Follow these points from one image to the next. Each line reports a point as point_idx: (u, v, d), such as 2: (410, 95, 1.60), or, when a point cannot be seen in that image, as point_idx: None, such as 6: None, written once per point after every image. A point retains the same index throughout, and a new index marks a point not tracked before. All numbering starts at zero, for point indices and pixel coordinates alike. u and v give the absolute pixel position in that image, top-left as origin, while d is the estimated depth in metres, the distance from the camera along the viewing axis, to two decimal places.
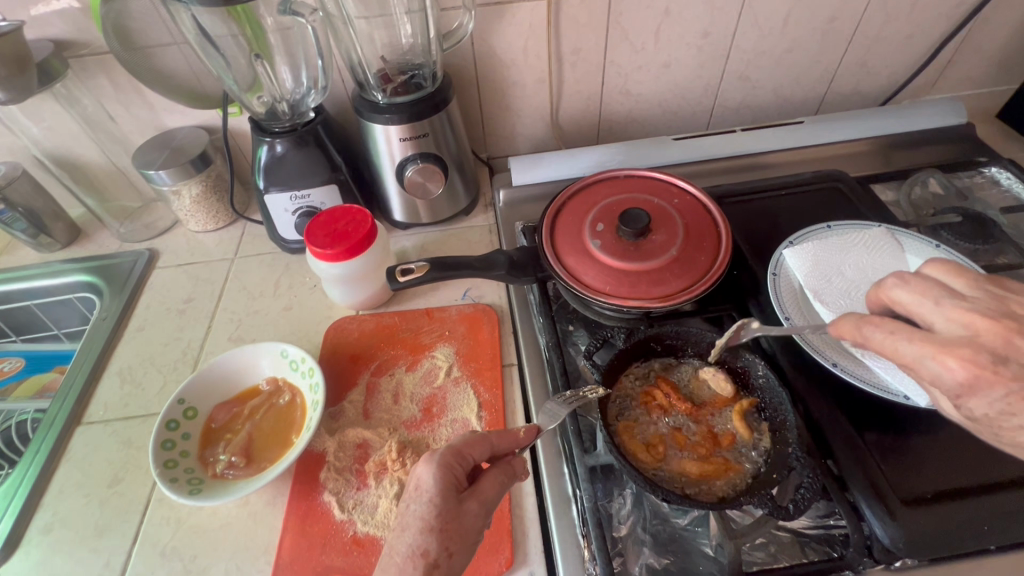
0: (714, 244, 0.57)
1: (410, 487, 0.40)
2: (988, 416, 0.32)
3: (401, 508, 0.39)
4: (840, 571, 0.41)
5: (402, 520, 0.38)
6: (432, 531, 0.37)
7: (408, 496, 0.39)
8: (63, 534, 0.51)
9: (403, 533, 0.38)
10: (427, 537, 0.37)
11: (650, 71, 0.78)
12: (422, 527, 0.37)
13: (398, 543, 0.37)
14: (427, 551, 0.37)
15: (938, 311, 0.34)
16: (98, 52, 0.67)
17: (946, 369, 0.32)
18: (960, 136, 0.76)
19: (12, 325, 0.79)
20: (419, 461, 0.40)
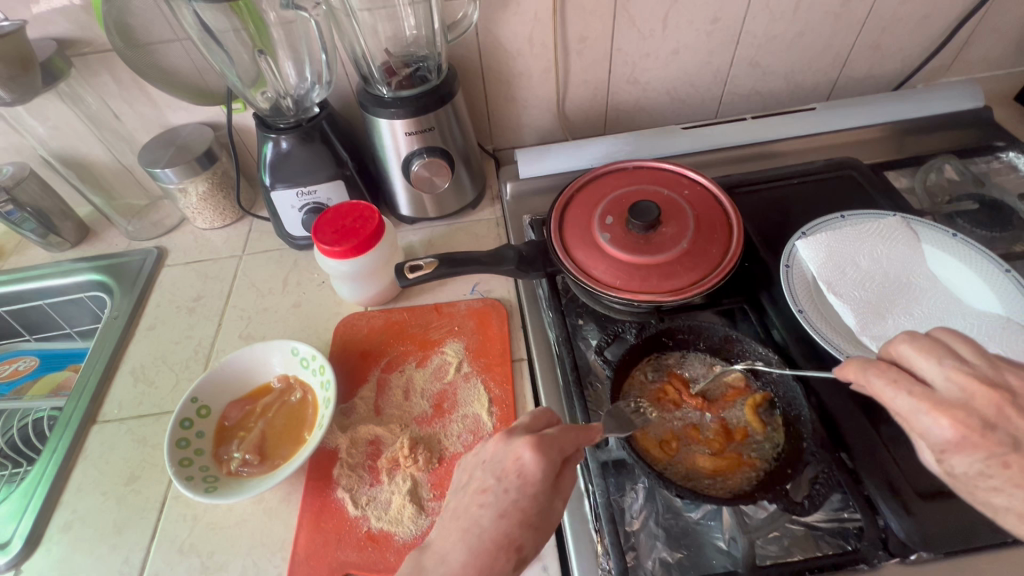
0: (725, 236, 0.56)
1: (506, 463, 0.38)
2: (968, 476, 0.30)
3: (490, 481, 0.38)
4: (855, 565, 0.41)
5: (489, 498, 0.37)
6: (519, 521, 0.37)
7: (503, 477, 0.38)
8: (82, 531, 0.52)
9: (490, 510, 0.37)
10: (513, 525, 0.37)
11: (657, 58, 0.77)
12: (509, 515, 0.37)
13: (483, 521, 0.37)
14: (507, 540, 0.36)
15: (936, 365, 0.32)
16: (101, 50, 0.66)
17: (937, 426, 0.30)
18: (976, 121, 0.75)
19: (25, 324, 0.79)
20: (528, 444, 0.38)
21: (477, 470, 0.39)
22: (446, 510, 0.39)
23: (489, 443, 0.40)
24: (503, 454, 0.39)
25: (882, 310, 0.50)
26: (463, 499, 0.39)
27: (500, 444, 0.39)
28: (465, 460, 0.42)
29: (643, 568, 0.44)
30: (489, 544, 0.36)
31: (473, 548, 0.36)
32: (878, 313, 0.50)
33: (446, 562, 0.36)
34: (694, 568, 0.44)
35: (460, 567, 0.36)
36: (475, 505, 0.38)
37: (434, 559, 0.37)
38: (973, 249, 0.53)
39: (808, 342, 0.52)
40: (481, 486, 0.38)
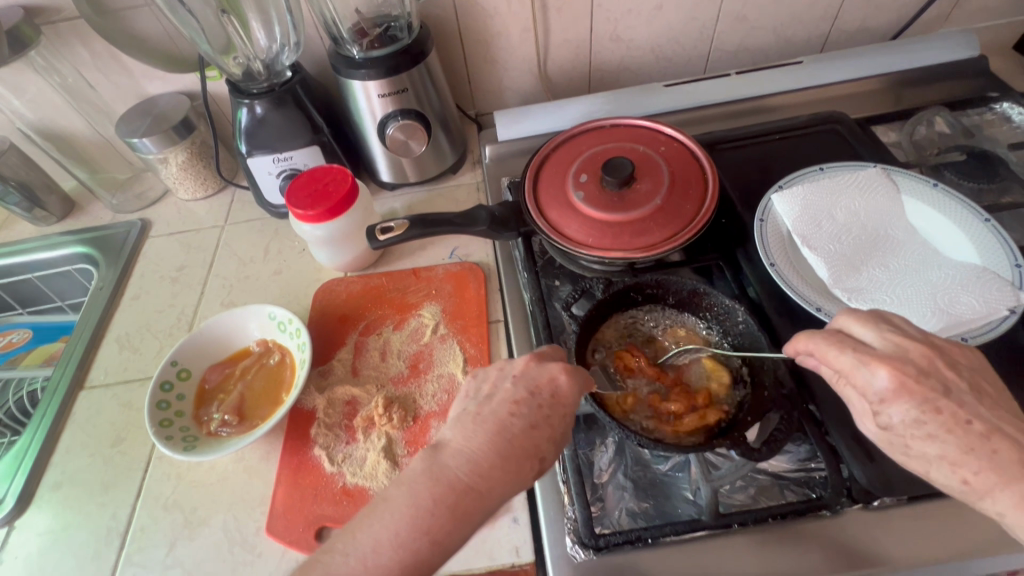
0: (700, 192, 0.55)
1: (542, 379, 0.39)
2: (904, 426, 0.34)
3: (524, 393, 0.38)
4: (818, 511, 0.41)
5: (522, 409, 0.38)
6: (547, 435, 0.37)
7: (539, 391, 0.38)
8: (72, 490, 0.53)
9: (523, 419, 0.37)
10: (542, 438, 0.37)
11: (640, 15, 0.74)
12: (540, 428, 0.37)
13: (514, 428, 0.37)
14: (536, 451, 0.36)
15: (874, 329, 0.36)
16: (71, 18, 0.66)
17: (876, 378, 0.34)
18: (971, 71, 0.72)
19: (18, 297, 0.81)
20: (565, 368, 0.39)
21: (505, 382, 0.40)
22: (464, 414, 0.39)
23: (521, 361, 0.41)
24: (537, 372, 0.40)
25: (856, 263, 0.49)
26: (489, 405, 0.38)
27: (534, 362, 0.40)
28: (486, 375, 0.41)
29: (610, 517, 0.44)
30: (518, 450, 0.36)
31: (501, 451, 0.36)
32: (851, 265, 0.49)
33: (471, 462, 0.35)
34: (659, 517, 0.44)
35: (489, 466, 0.35)
36: (505, 413, 0.37)
37: (454, 459, 0.35)
38: (953, 198, 0.52)
39: (781, 296, 0.52)
40: (512, 396, 0.38)
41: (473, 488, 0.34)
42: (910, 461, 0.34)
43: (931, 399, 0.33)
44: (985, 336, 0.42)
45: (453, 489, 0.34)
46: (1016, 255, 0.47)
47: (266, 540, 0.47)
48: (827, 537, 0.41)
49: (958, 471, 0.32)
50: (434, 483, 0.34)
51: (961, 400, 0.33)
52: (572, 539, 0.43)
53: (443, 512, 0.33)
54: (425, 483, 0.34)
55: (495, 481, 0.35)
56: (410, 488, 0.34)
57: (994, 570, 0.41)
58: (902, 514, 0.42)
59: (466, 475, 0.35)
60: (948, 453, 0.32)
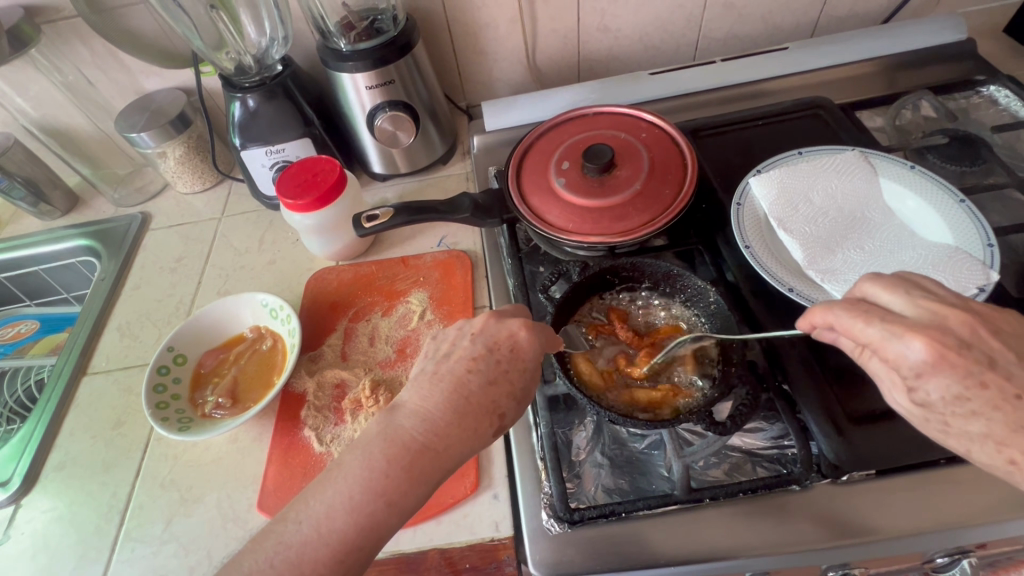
0: (679, 176, 0.56)
1: (499, 336, 0.41)
2: (942, 401, 0.32)
3: (480, 351, 0.40)
4: (789, 486, 0.42)
5: (479, 366, 0.39)
6: (505, 390, 0.39)
7: (495, 349, 0.40)
8: (75, 470, 0.56)
9: (480, 376, 0.39)
10: (500, 393, 0.39)
11: (627, 3, 0.75)
12: (498, 384, 0.39)
13: (470, 384, 0.38)
14: (493, 406, 0.38)
15: (905, 297, 0.34)
16: (70, 16, 0.68)
17: (910, 350, 0.32)
18: (960, 54, 0.72)
19: (26, 289, 0.83)
20: (523, 325, 0.41)
21: (462, 342, 0.41)
22: (422, 374, 0.40)
23: (478, 320, 0.42)
24: (494, 330, 0.41)
25: (831, 245, 0.50)
26: (446, 364, 0.40)
27: (492, 321, 0.42)
28: (444, 335, 0.43)
29: (586, 493, 0.45)
30: (475, 407, 0.38)
31: (458, 408, 0.37)
32: (825, 247, 0.49)
33: (428, 423, 0.37)
34: (635, 492, 0.45)
35: (444, 424, 0.37)
36: (461, 371, 0.39)
37: (409, 419, 0.37)
38: (930, 180, 0.52)
39: (757, 279, 0.53)
40: (469, 355, 0.40)
41: (429, 448, 0.36)
42: (949, 439, 0.33)
43: (977, 373, 0.31)
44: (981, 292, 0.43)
45: (408, 448, 0.35)
46: (989, 235, 0.47)
47: (257, 516, 0.49)
48: (797, 512, 0.42)
49: (1004, 450, 0.31)
50: (389, 444, 0.35)
51: (1009, 372, 0.31)
52: (548, 513, 0.44)
53: (397, 472, 0.34)
54: (380, 445, 0.35)
55: (453, 439, 0.36)
56: (366, 451, 0.35)
57: (962, 542, 0.42)
58: (869, 489, 0.43)
59: (420, 435, 0.36)
60: (995, 430, 0.31)
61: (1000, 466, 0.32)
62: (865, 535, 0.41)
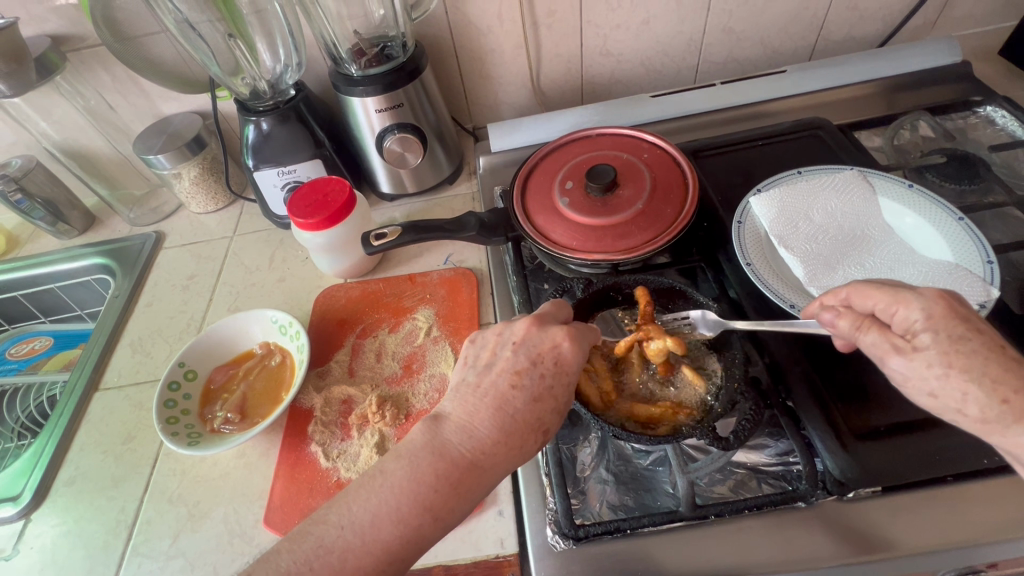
0: (681, 196, 0.57)
1: (543, 347, 0.41)
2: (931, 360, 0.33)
3: (524, 363, 0.40)
4: (794, 503, 0.42)
5: (524, 380, 0.39)
6: (550, 406, 0.39)
7: (539, 361, 0.40)
8: (85, 484, 0.56)
9: (525, 392, 0.39)
10: (545, 410, 0.39)
11: (629, 29, 0.77)
12: (543, 401, 0.39)
13: (516, 401, 0.38)
14: (539, 424, 0.38)
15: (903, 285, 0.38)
16: (95, 45, 0.71)
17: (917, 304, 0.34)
18: (955, 76, 0.73)
19: (42, 306, 0.85)
20: (566, 335, 0.41)
21: (506, 352, 0.41)
22: (465, 385, 0.41)
23: (520, 327, 0.42)
24: (537, 340, 0.41)
25: (830, 262, 0.50)
26: (490, 377, 0.40)
27: (535, 329, 0.41)
28: (485, 342, 0.43)
29: (590, 509, 0.45)
30: (521, 425, 0.38)
31: (505, 426, 0.38)
32: (825, 264, 0.50)
33: (473, 439, 0.37)
34: (639, 508, 0.45)
35: (491, 442, 0.37)
36: (506, 386, 0.39)
37: (456, 433, 0.38)
38: (929, 199, 0.53)
39: (759, 296, 0.53)
40: (512, 367, 0.40)
41: (475, 463, 0.37)
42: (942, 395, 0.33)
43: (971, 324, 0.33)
44: (991, 299, 0.43)
45: (456, 464, 0.36)
46: (988, 252, 0.48)
47: (264, 531, 0.50)
48: (802, 529, 0.42)
49: (998, 388, 0.31)
50: (437, 456, 0.36)
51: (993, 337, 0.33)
52: (553, 529, 0.44)
53: (444, 485, 0.35)
54: (428, 458, 0.36)
55: (498, 457, 0.37)
56: (413, 464, 0.36)
57: (972, 562, 0.41)
58: (875, 507, 0.43)
59: (467, 450, 0.37)
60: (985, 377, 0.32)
61: (992, 408, 0.31)
62: (872, 554, 0.41)
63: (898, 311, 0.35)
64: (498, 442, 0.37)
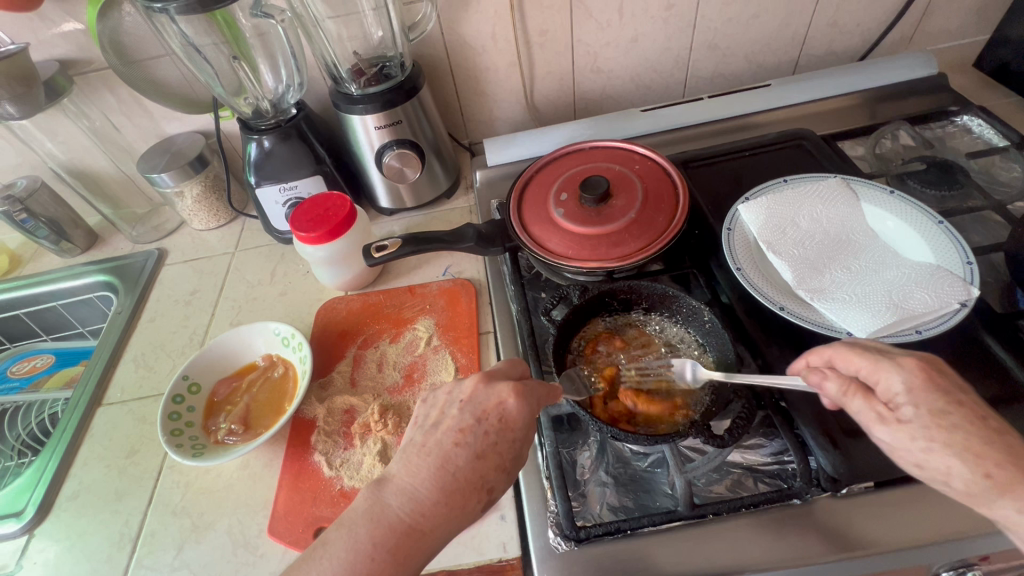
0: (672, 205, 0.59)
1: (488, 405, 0.41)
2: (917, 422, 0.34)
3: (470, 421, 0.40)
4: (789, 500, 0.43)
5: (467, 438, 0.40)
6: (494, 463, 0.40)
7: (484, 418, 0.40)
8: (88, 498, 0.57)
9: (468, 449, 0.39)
10: (489, 467, 0.39)
11: (618, 47, 0.80)
12: (486, 457, 0.39)
13: (459, 460, 0.39)
14: (482, 483, 0.39)
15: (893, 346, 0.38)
16: (101, 68, 0.73)
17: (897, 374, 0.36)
18: (933, 88, 0.76)
19: (44, 324, 0.86)
20: (512, 391, 0.41)
21: (452, 409, 0.41)
22: (412, 444, 0.41)
23: (467, 385, 0.42)
24: (484, 397, 0.41)
25: (818, 266, 0.52)
26: (435, 435, 0.40)
27: (482, 386, 0.42)
28: (435, 399, 0.43)
29: (591, 511, 0.46)
30: (463, 484, 0.38)
31: (446, 487, 0.38)
32: (813, 268, 0.52)
33: (413, 502, 0.37)
34: (639, 510, 0.46)
35: (433, 503, 0.37)
36: (450, 444, 0.40)
37: (397, 497, 0.38)
38: (909, 204, 0.55)
39: (750, 299, 0.55)
40: (458, 425, 0.40)
41: (415, 528, 0.37)
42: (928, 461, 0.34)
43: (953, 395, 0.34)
44: (972, 296, 0.45)
45: (395, 529, 0.36)
46: (967, 254, 0.50)
47: (268, 541, 0.50)
48: (798, 525, 0.43)
49: (979, 463, 0.32)
50: (376, 525, 0.36)
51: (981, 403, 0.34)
52: (554, 531, 0.44)
53: (382, 555, 0.35)
54: (366, 527, 0.36)
55: (438, 520, 0.37)
56: (353, 533, 0.36)
57: (963, 555, 0.42)
58: (869, 503, 0.44)
59: (408, 515, 0.37)
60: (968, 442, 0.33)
61: (977, 483, 0.32)
62: (868, 548, 0.42)
63: (880, 379, 0.37)
64: (440, 504, 0.38)
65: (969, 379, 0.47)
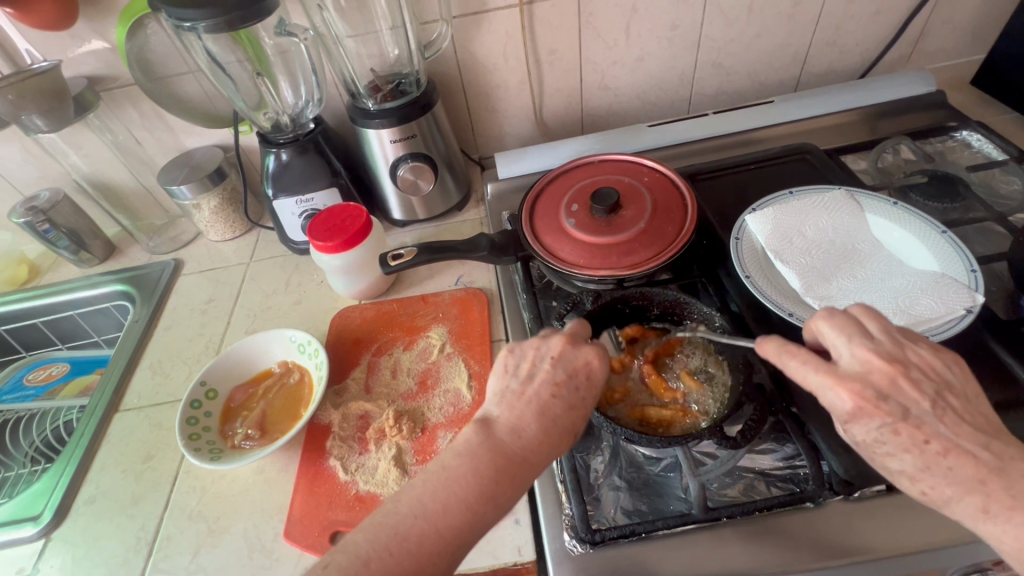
0: (680, 216, 0.61)
1: (578, 362, 0.44)
2: (868, 443, 0.37)
3: (563, 376, 0.43)
4: (802, 504, 0.44)
5: (562, 391, 0.42)
6: (582, 413, 0.43)
7: (576, 374, 0.43)
8: (104, 503, 0.57)
9: (564, 401, 0.42)
10: (579, 416, 0.42)
11: (625, 65, 0.83)
12: (577, 408, 0.42)
13: (556, 409, 0.41)
14: (575, 428, 0.42)
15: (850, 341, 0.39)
16: (127, 85, 0.76)
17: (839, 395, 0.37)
18: (931, 104, 0.78)
19: (60, 333, 0.88)
20: (598, 352, 0.44)
21: (544, 364, 0.44)
22: (506, 393, 0.43)
23: (557, 342, 0.45)
24: (572, 355, 0.44)
25: (826, 274, 0.53)
26: (532, 386, 0.42)
27: (570, 346, 0.44)
28: (522, 351, 0.45)
29: (605, 515, 0.46)
30: (561, 429, 0.41)
31: (548, 429, 0.41)
32: (821, 276, 0.53)
33: (523, 439, 0.40)
34: (653, 514, 0.46)
35: (538, 442, 0.40)
36: (546, 396, 0.42)
37: (507, 434, 0.40)
38: (913, 214, 0.57)
39: (758, 306, 0.56)
40: (552, 379, 0.43)
41: (526, 461, 0.40)
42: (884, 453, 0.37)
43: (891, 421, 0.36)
44: (977, 300, 0.47)
45: (512, 461, 0.39)
46: (971, 262, 0.51)
47: (283, 545, 0.50)
48: (812, 527, 0.44)
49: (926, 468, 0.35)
50: (494, 455, 0.39)
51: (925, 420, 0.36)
52: (570, 535, 0.45)
53: (502, 479, 0.38)
54: (487, 457, 0.39)
55: (544, 454, 0.40)
56: (474, 460, 0.39)
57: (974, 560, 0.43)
58: (880, 507, 0.44)
59: (519, 449, 0.40)
60: (908, 467, 0.36)
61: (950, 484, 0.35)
62: (882, 551, 0.42)
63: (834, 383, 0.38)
64: (542, 441, 0.41)
65: (977, 385, 0.48)
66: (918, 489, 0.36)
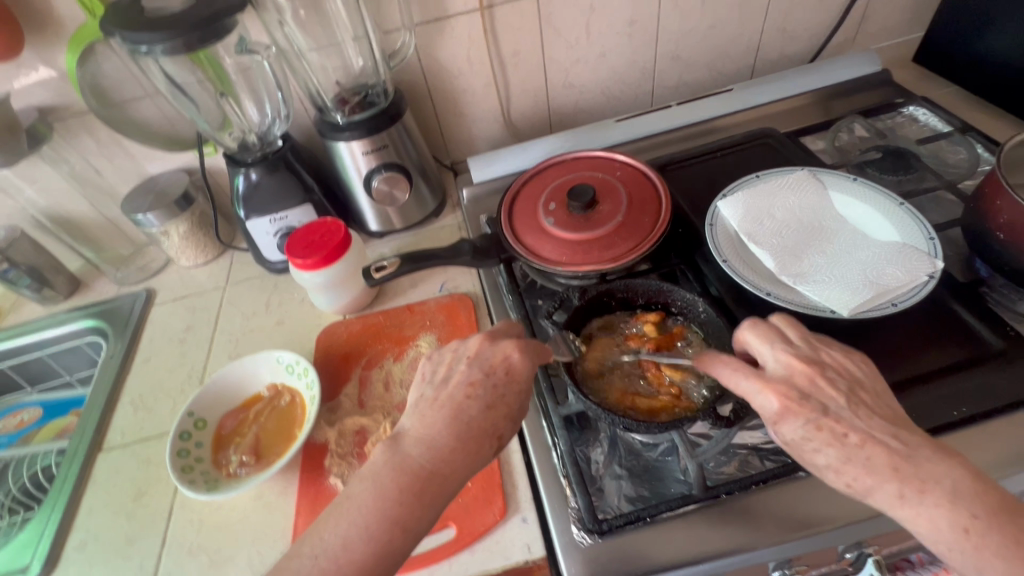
0: (655, 207, 0.62)
1: (494, 360, 0.45)
2: (796, 441, 0.41)
3: (478, 375, 0.45)
4: (795, 474, 0.46)
5: (477, 391, 0.44)
6: (503, 412, 0.44)
7: (492, 372, 0.45)
8: (97, 547, 0.55)
9: (478, 400, 0.43)
10: (498, 416, 0.43)
11: (587, 63, 0.84)
12: (496, 408, 0.44)
13: (470, 409, 0.43)
14: (493, 429, 0.43)
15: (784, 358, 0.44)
16: (79, 113, 0.73)
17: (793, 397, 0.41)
18: (879, 82, 0.82)
19: (28, 376, 0.84)
20: (515, 346, 0.46)
21: (460, 365, 0.46)
22: (424, 400, 0.45)
23: (474, 342, 0.47)
24: (489, 354, 0.46)
25: (797, 253, 0.56)
26: (446, 390, 0.45)
27: (486, 343, 0.46)
28: (441, 357, 0.48)
29: (610, 505, 0.48)
30: (475, 431, 0.42)
31: (461, 434, 0.42)
32: (793, 255, 0.55)
33: (434, 449, 0.41)
34: (656, 498, 0.48)
35: (449, 450, 0.41)
36: (461, 397, 0.44)
37: (416, 446, 0.42)
38: (873, 189, 0.60)
39: (737, 289, 0.58)
40: (466, 379, 0.45)
41: (437, 472, 0.41)
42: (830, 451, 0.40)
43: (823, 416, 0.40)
44: (938, 266, 0.50)
45: (418, 476, 0.40)
46: (929, 230, 0.54)
47: None
48: (805, 496, 0.46)
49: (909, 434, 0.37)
50: (399, 472, 0.40)
51: None
52: (578, 527, 0.46)
53: (407, 499, 0.39)
54: (391, 474, 0.40)
55: (457, 463, 0.41)
56: (377, 481, 0.40)
57: None
58: None
59: (427, 461, 0.41)
60: (832, 460, 0.39)
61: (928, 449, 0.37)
62: (870, 512, 0.45)
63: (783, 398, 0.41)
64: (454, 447, 0.42)
65: (946, 344, 0.51)
66: (843, 483, 0.39)
